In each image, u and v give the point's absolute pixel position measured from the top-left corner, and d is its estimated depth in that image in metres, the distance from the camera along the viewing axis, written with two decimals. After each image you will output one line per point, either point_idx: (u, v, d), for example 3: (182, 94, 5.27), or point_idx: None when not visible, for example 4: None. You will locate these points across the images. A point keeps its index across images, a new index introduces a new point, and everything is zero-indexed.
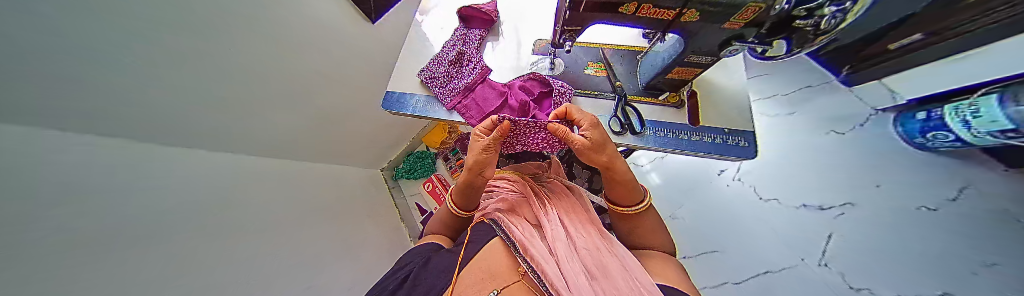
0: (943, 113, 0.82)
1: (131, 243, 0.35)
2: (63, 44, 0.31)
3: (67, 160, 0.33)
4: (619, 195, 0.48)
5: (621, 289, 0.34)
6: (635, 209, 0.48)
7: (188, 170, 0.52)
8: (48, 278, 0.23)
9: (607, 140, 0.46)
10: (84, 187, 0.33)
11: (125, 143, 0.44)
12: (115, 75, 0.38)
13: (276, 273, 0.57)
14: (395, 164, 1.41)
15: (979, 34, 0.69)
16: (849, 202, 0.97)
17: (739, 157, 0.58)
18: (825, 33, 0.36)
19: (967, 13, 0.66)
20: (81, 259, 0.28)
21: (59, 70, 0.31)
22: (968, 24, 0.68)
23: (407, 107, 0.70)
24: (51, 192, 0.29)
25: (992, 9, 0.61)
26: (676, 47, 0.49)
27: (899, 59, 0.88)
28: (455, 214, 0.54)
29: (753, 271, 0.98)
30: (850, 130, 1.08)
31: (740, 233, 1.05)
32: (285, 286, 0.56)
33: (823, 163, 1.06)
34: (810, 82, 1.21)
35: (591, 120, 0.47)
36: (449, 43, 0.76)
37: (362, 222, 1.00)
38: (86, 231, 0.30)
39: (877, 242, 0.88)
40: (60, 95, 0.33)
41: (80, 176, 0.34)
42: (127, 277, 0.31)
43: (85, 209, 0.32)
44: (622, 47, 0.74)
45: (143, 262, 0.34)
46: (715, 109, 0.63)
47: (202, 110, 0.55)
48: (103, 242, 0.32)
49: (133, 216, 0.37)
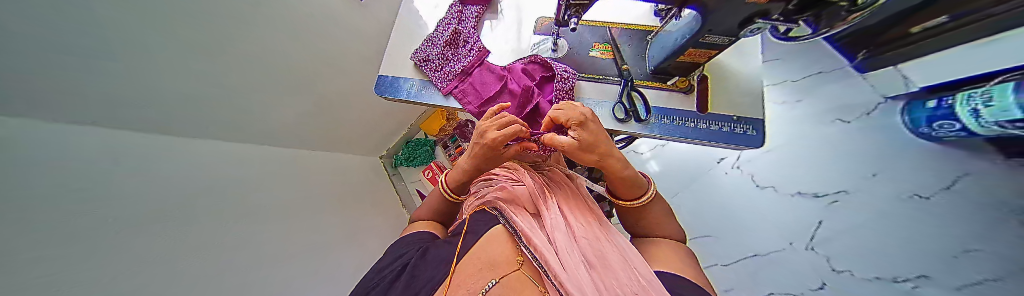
0: (954, 101, 0.74)
1: (122, 242, 0.34)
2: (18, 16, 0.27)
3: (30, 159, 0.30)
4: (620, 192, 0.47)
5: (622, 280, 0.33)
6: (636, 203, 0.47)
7: (175, 162, 0.50)
8: (27, 284, 0.22)
9: (608, 146, 0.44)
10: (72, 184, 0.33)
11: (85, 129, 0.40)
12: (89, 57, 0.36)
13: (272, 261, 0.58)
14: (394, 151, 1.38)
15: (1001, 22, 0.62)
16: (843, 190, 0.95)
17: (744, 146, 0.56)
18: (862, 10, 0.33)
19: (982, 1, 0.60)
20: (76, 262, 0.28)
21: (21, 65, 0.30)
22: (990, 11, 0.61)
23: (402, 91, 0.66)
24: (30, 195, 0.28)
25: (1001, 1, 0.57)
26: (693, 25, 0.45)
27: (917, 43, 0.83)
28: (446, 198, 0.55)
29: (743, 254, 1.02)
30: (856, 118, 1.02)
31: (735, 215, 1.08)
32: (273, 280, 0.56)
33: (831, 154, 1.01)
34: (823, 67, 1.16)
35: (585, 116, 0.45)
36: (444, 21, 0.70)
37: (363, 209, 1.02)
38: (78, 229, 0.30)
39: (883, 230, 0.85)
40: (18, 91, 0.31)
41: (51, 175, 0.31)
42: (123, 280, 0.32)
43: (58, 211, 0.30)
44: (631, 26, 0.69)
45: (137, 259, 0.35)
46: (725, 96, 0.60)
47: (179, 97, 0.52)
48: (82, 243, 0.30)
49: (129, 216, 0.37)
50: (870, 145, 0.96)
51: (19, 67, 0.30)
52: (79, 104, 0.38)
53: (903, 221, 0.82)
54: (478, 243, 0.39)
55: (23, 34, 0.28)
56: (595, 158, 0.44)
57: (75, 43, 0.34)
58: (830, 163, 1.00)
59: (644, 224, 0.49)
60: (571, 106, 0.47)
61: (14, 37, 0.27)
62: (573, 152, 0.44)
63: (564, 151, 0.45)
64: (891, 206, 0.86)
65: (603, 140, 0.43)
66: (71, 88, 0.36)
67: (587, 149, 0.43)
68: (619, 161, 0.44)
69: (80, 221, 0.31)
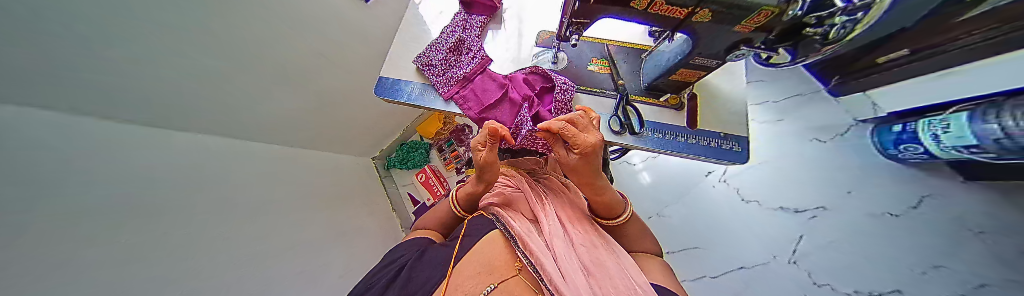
0: (917, 127, 0.81)
1: (119, 237, 0.33)
2: (47, 11, 0.27)
3: (44, 143, 0.30)
4: (601, 213, 0.48)
5: (618, 286, 0.34)
6: (617, 221, 0.49)
7: (172, 157, 0.49)
8: (29, 281, 0.21)
9: (600, 176, 0.44)
10: (83, 173, 0.33)
11: (100, 125, 0.40)
12: (100, 49, 0.36)
13: (267, 262, 0.57)
14: (388, 152, 1.36)
15: (970, 51, 0.66)
16: (822, 206, 1.02)
17: (731, 162, 0.59)
18: (832, 44, 0.37)
19: (956, 30, 0.64)
20: (76, 258, 0.27)
21: (35, 63, 0.29)
22: (962, 40, 0.65)
23: (403, 94, 0.67)
24: (45, 182, 0.28)
25: (972, 32, 0.61)
26: (683, 49, 0.49)
27: (884, 72, 0.91)
28: (454, 214, 0.54)
29: (731, 266, 1.04)
30: (832, 138, 1.10)
31: (723, 227, 1.10)
32: (266, 281, 0.54)
33: (809, 171, 1.08)
34: (802, 90, 1.22)
35: (594, 147, 0.41)
36: (448, 29, 0.71)
37: (354, 210, 1.00)
38: (83, 224, 0.30)
39: (853, 243, 0.94)
40: (28, 90, 0.30)
41: (62, 164, 0.31)
42: (120, 278, 0.31)
43: (66, 203, 0.29)
44: (626, 44, 0.72)
45: (135, 258, 0.34)
46: (714, 113, 0.64)
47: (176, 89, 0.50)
48: (82, 236, 0.29)
49: (131, 212, 0.36)
50: (841, 165, 1.05)
51: (31, 65, 0.29)
52: (82, 101, 0.37)
53: (881, 238, 0.92)
54: (475, 247, 0.40)
55: (41, 26, 0.28)
56: (588, 179, 0.44)
57: (93, 36, 0.34)
58: (810, 180, 1.07)
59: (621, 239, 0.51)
60: (589, 129, 0.43)
61: (30, 30, 0.27)
62: (576, 171, 0.44)
63: (570, 167, 0.44)
64: (858, 220, 0.97)
65: (596, 168, 0.43)
66: (81, 87, 0.36)
67: (584, 172, 0.43)
68: (600, 187, 0.45)
69: (84, 215, 0.30)
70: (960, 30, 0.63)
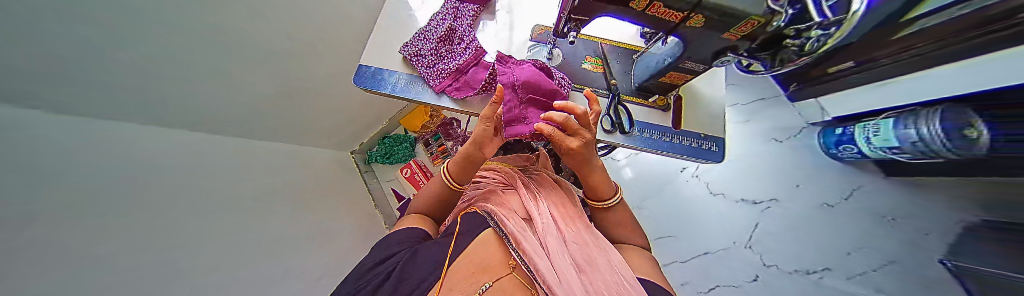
0: (856, 130, 0.92)
1: (98, 244, 0.30)
2: None
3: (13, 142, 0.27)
4: (595, 195, 0.52)
5: (608, 282, 0.36)
6: (606, 204, 0.52)
7: (144, 155, 0.44)
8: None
9: (591, 160, 0.50)
10: (60, 174, 0.30)
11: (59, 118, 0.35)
12: (70, 33, 0.31)
13: (250, 265, 0.53)
14: (369, 146, 1.29)
15: (902, 66, 0.76)
16: (774, 199, 1.14)
17: (708, 161, 0.64)
18: (806, 55, 0.40)
19: (898, 44, 0.73)
20: (63, 267, 0.25)
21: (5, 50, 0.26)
22: (900, 54, 0.75)
23: (387, 85, 0.62)
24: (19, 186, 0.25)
25: (908, 46, 0.71)
26: (675, 50, 0.50)
27: (833, 81, 1.02)
28: (447, 186, 0.54)
29: (697, 252, 1.16)
30: (788, 138, 1.22)
31: (692, 217, 1.21)
32: (249, 284, 0.51)
33: (768, 168, 1.20)
34: (766, 94, 1.34)
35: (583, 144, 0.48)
36: (437, 17, 0.67)
37: (335, 207, 0.94)
38: (61, 231, 0.27)
39: (797, 229, 1.06)
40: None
41: (32, 164, 0.27)
42: (108, 287, 0.28)
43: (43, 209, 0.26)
44: (620, 44, 0.73)
45: (118, 267, 0.31)
46: (696, 114, 0.68)
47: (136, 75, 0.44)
48: (63, 245, 0.26)
49: (106, 216, 0.33)
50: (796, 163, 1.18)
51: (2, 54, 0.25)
52: (48, 91, 0.32)
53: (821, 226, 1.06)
54: (470, 247, 0.39)
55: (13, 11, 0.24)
56: (577, 166, 0.50)
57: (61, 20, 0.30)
58: (768, 175, 1.19)
59: (607, 226, 0.54)
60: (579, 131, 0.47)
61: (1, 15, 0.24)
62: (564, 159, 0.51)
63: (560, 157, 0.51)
64: (804, 210, 1.08)
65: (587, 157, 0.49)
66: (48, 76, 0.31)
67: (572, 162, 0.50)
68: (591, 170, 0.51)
69: (88, 201, 0.32)
70: (899, 45, 0.73)
